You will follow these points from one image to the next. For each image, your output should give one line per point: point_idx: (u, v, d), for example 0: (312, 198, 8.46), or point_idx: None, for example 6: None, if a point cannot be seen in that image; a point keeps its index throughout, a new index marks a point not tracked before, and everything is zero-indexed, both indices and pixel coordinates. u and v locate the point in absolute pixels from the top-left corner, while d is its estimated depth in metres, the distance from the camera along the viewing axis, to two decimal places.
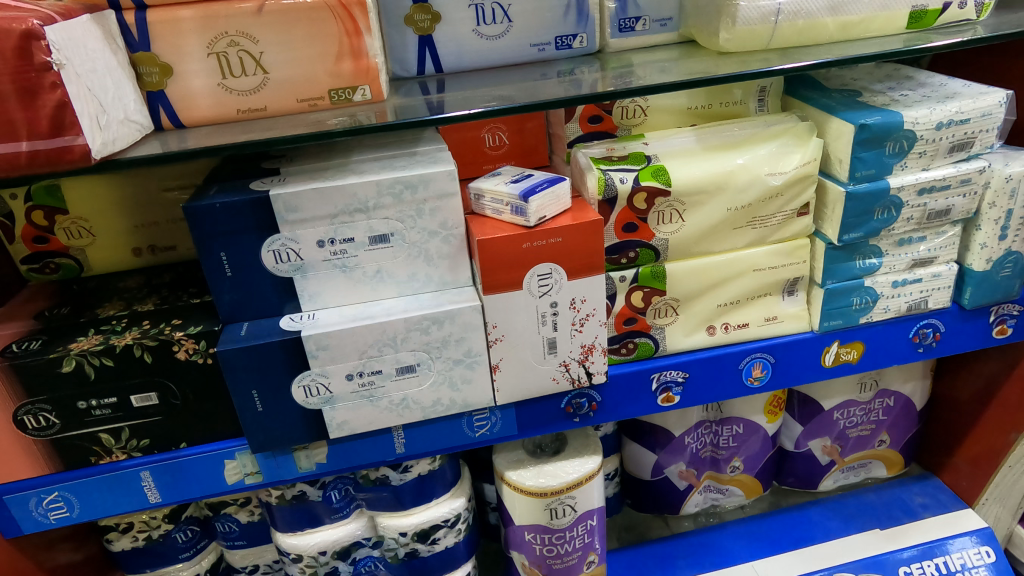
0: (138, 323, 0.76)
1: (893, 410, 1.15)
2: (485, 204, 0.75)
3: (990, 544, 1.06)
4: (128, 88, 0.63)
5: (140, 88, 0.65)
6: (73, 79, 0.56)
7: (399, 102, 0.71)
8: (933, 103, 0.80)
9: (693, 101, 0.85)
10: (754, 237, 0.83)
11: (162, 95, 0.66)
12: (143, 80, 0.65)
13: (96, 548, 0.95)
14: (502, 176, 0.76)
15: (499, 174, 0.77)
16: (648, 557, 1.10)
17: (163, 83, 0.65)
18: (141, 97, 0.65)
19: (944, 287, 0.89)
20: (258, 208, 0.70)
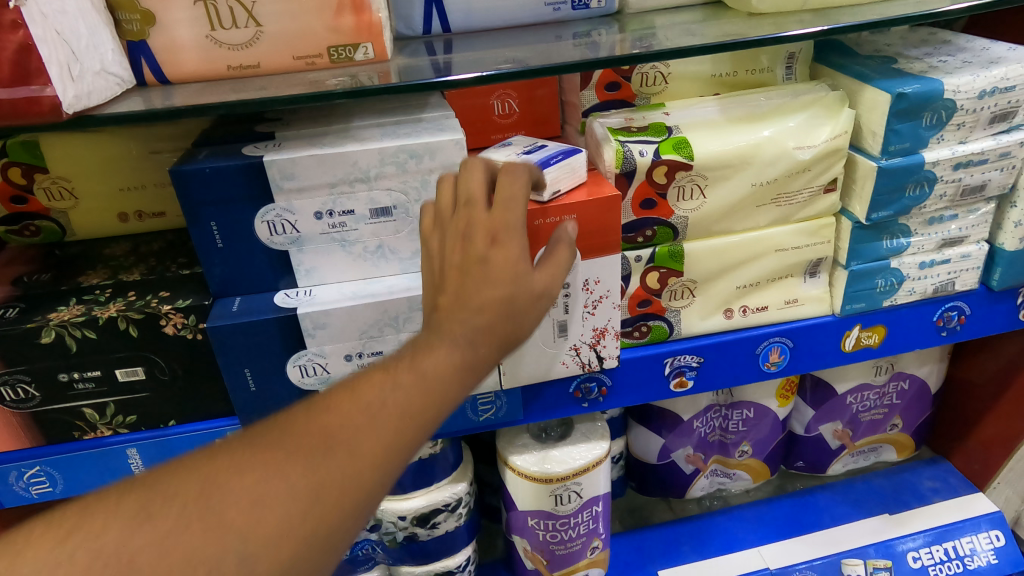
0: (124, 294, 0.71)
1: (908, 394, 1.10)
2: None
3: (1000, 527, 1.04)
4: (106, 35, 0.57)
5: (120, 37, 0.59)
6: (37, 19, 0.51)
7: (403, 62, 0.66)
8: (976, 69, 0.74)
9: (717, 69, 0.79)
10: (777, 215, 0.79)
11: (144, 46, 0.60)
12: (123, 28, 0.59)
13: None
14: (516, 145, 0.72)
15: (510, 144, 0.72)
16: (652, 542, 1.07)
17: (145, 32, 0.59)
18: (121, 48, 0.60)
19: (972, 269, 0.85)
20: (251, 174, 0.64)
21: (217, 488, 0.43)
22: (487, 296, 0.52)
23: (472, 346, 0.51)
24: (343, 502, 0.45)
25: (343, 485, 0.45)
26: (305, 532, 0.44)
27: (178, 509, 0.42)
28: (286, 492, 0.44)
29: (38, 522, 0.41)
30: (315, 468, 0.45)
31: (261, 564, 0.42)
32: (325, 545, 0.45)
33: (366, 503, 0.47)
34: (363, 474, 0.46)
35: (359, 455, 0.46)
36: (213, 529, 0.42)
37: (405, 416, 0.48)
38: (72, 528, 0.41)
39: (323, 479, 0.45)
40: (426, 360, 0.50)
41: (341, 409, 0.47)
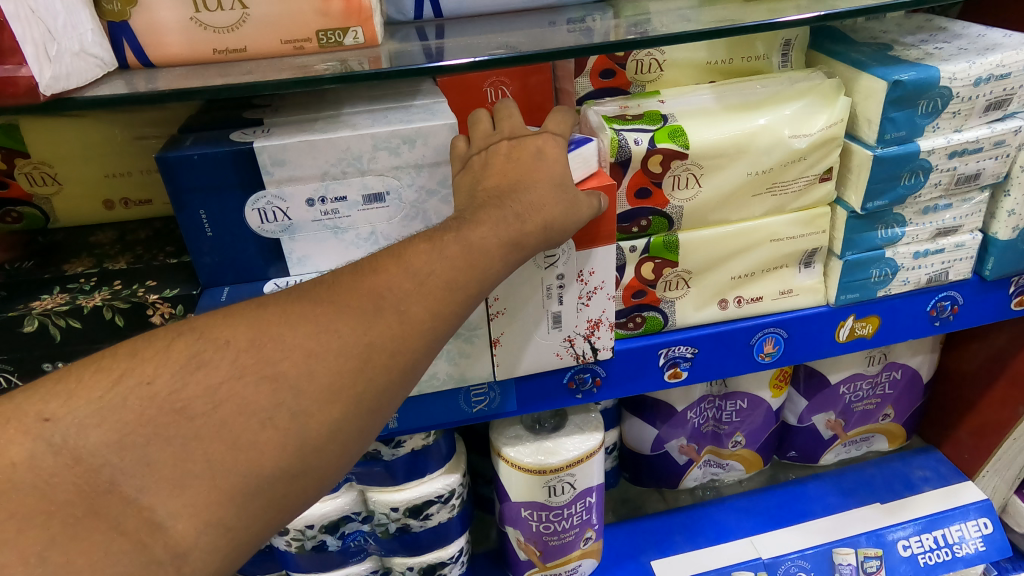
0: (109, 283, 0.70)
1: (900, 384, 1.11)
2: None
3: (989, 515, 1.04)
4: (85, 15, 0.56)
5: (101, 18, 0.58)
6: None
7: (394, 47, 0.65)
8: (972, 56, 0.73)
9: (712, 55, 0.79)
10: (773, 205, 0.78)
11: (126, 28, 0.59)
12: (104, 9, 0.58)
13: None
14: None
15: None
16: (645, 532, 1.07)
17: (127, 13, 0.58)
18: (102, 29, 0.58)
19: (966, 258, 0.85)
20: (240, 160, 0.63)
21: (273, 338, 0.47)
22: (540, 194, 0.59)
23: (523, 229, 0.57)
24: (394, 363, 0.49)
25: (393, 346, 0.49)
26: (358, 386, 0.48)
27: (231, 357, 0.46)
28: (338, 346, 0.47)
29: (88, 363, 0.45)
30: (368, 326, 0.48)
31: (313, 418, 0.46)
32: (375, 399, 0.49)
33: (411, 365, 0.51)
34: (413, 338, 0.50)
35: (410, 319, 0.50)
36: (268, 381, 0.45)
37: (451, 284, 0.52)
38: (124, 373, 0.44)
39: (377, 333, 0.49)
40: (474, 233, 0.54)
41: (393, 272, 0.51)
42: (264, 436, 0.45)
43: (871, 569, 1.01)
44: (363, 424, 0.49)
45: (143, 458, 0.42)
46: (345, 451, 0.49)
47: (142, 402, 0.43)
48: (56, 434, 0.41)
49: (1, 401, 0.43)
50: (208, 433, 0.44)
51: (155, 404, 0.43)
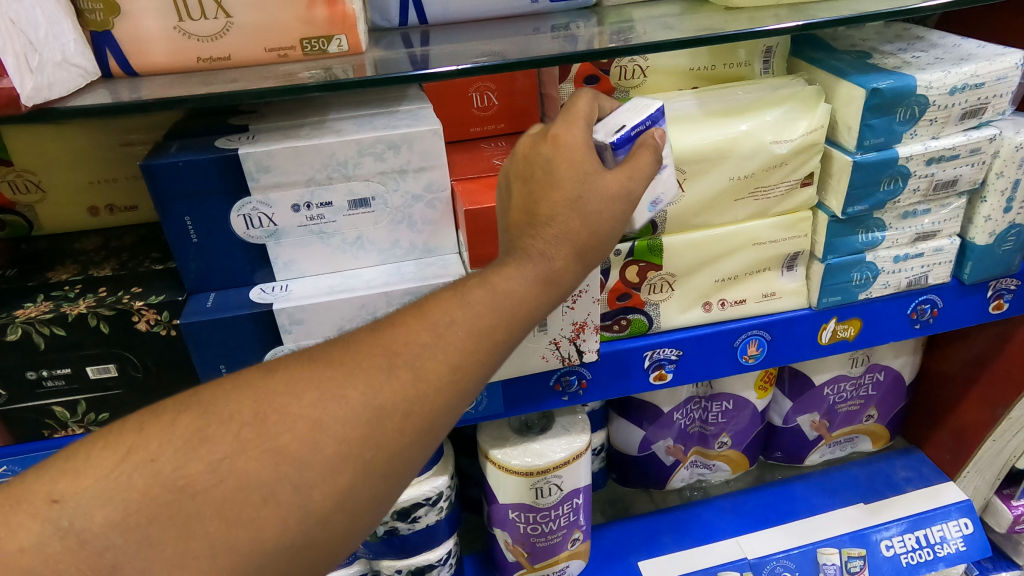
0: (93, 291, 0.70)
1: (883, 385, 1.12)
2: None
3: (969, 515, 1.06)
4: (68, 26, 0.56)
5: (83, 27, 0.58)
6: None
7: (379, 55, 0.65)
8: (947, 65, 0.75)
9: (695, 62, 0.80)
10: (755, 209, 0.79)
11: (109, 37, 0.59)
12: (86, 18, 0.58)
13: None
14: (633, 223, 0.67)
15: None
16: (632, 533, 1.08)
17: (109, 22, 0.58)
18: (84, 38, 0.58)
19: (945, 262, 0.86)
20: (225, 167, 0.64)
21: (276, 410, 0.46)
22: (555, 200, 0.56)
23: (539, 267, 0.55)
24: (409, 425, 0.48)
25: (406, 408, 0.48)
26: (368, 453, 0.47)
27: (235, 429, 0.46)
28: (345, 413, 0.47)
29: (96, 439, 0.46)
30: (378, 388, 0.48)
31: (318, 490, 0.46)
32: (389, 466, 0.48)
33: (431, 429, 0.50)
34: (429, 396, 0.49)
35: (423, 376, 0.49)
36: (271, 454, 0.45)
37: (470, 337, 0.51)
38: (129, 449, 0.45)
39: (388, 395, 0.48)
40: (498, 277, 0.54)
41: (409, 329, 0.50)
42: (266, 511, 0.45)
43: (854, 568, 1.02)
44: (377, 493, 0.48)
45: (147, 540, 0.43)
46: (358, 520, 0.48)
47: (148, 478, 0.44)
48: (64, 517, 0.42)
49: (14, 482, 0.44)
50: (211, 510, 0.44)
51: (159, 482, 0.44)
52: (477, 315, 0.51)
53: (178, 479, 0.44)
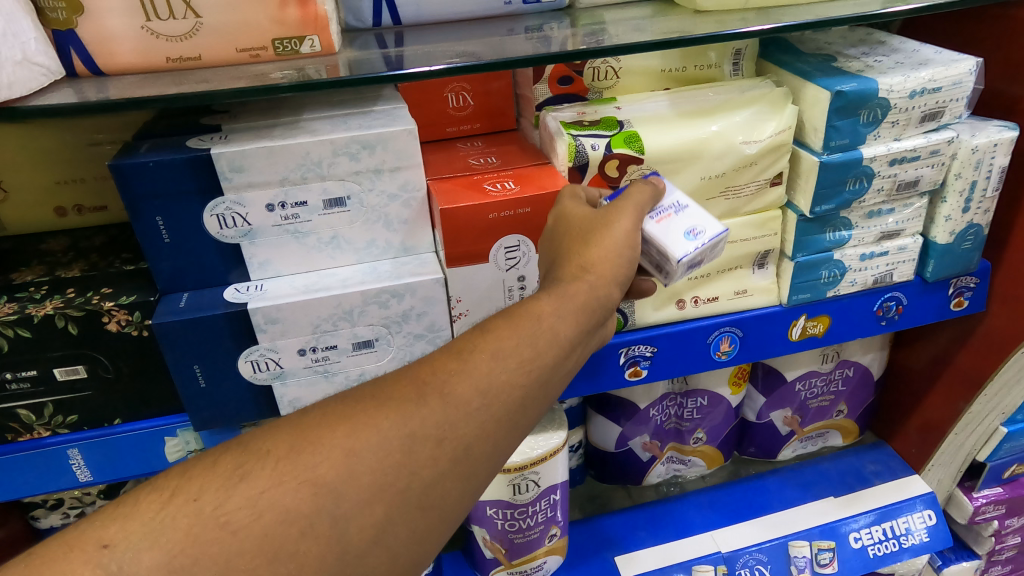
0: (61, 291, 0.70)
1: (852, 380, 1.14)
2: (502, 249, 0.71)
3: (933, 507, 1.09)
4: (28, 25, 0.55)
5: (45, 26, 0.58)
6: None
7: (353, 55, 0.66)
8: (907, 70, 0.77)
9: (667, 64, 0.81)
10: (726, 208, 0.81)
11: (73, 36, 0.59)
12: (47, 17, 0.57)
13: (18, 525, 0.90)
14: (682, 240, 0.64)
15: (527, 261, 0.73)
16: (610, 528, 1.09)
17: (73, 21, 0.58)
18: (46, 37, 0.58)
19: (909, 261, 0.88)
20: (198, 167, 0.64)
21: (312, 442, 0.46)
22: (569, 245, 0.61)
23: (567, 297, 0.57)
24: (442, 454, 0.48)
25: (438, 435, 0.48)
26: (406, 483, 0.47)
27: (272, 464, 0.45)
28: (379, 441, 0.47)
29: (144, 485, 0.45)
30: (412, 417, 0.48)
31: (356, 519, 0.45)
32: (426, 497, 0.48)
33: (467, 461, 0.49)
34: (461, 425, 0.49)
35: (453, 404, 0.49)
36: (309, 485, 0.45)
37: (505, 368, 0.51)
38: (175, 488, 0.44)
39: (419, 423, 0.48)
40: (526, 312, 0.55)
41: (438, 361, 0.51)
42: (305, 544, 0.44)
43: (824, 561, 1.05)
44: (416, 527, 0.48)
45: None
46: (396, 555, 0.47)
47: (189, 519, 0.42)
48: (113, 562, 0.41)
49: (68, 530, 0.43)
50: (250, 547, 0.42)
51: (201, 521, 0.42)
52: (501, 342, 0.52)
53: (220, 521, 0.42)
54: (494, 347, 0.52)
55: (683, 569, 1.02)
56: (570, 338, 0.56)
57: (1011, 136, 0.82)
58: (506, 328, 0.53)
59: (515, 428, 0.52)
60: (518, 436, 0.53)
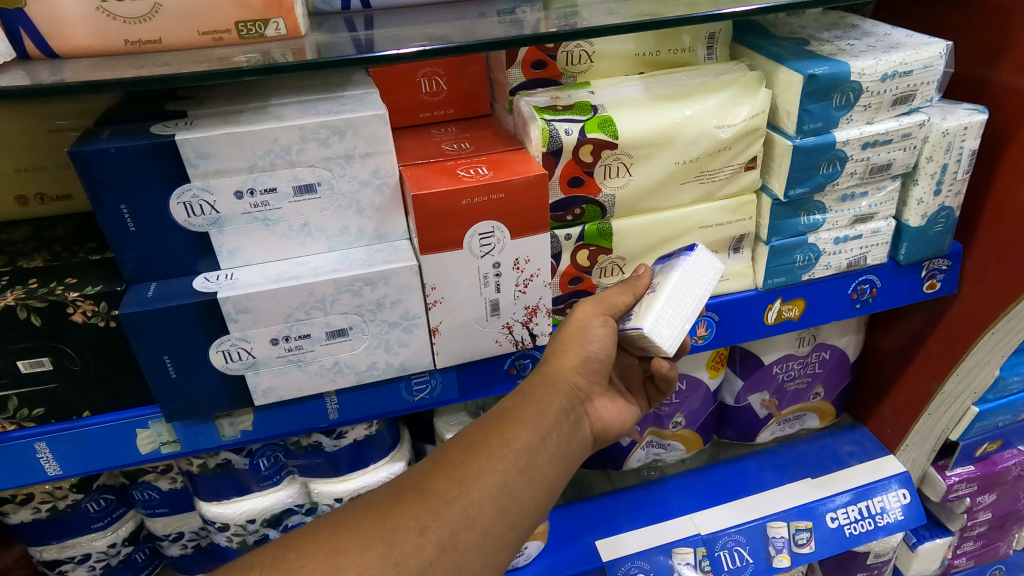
0: (23, 282, 0.68)
1: (829, 363, 1.15)
2: (479, 237, 0.70)
3: (908, 486, 1.11)
4: None
5: None
6: None
7: (320, 39, 0.64)
8: (879, 53, 0.77)
9: (640, 47, 0.80)
10: (701, 193, 0.81)
11: (23, 16, 0.57)
12: None
13: None
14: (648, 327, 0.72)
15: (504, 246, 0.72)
16: (590, 513, 1.10)
17: (22, 1, 0.56)
18: None
19: (882, 243, 0.89)
20: (161, 154, 0.62)
21: (293, 550, 0.52)
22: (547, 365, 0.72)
23: (537, 400, 0.68)
24: (428, 542, 0.55)
25: (420, 525, 0.55)
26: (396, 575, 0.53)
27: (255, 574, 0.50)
28: (360, 542, 0.53)
29: None
30: (393, 518, 0.55)
31: None
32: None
33: (455, 548, 0.56)
34: (444, 514, 0.56)
35: (432, 501, 0.57)
36: None
37: (484, 471, 0.60)
38: None
39: (398, 517, 0.55)
40: (504, 426, 0.64)
41: (419, 475, 0.60)
42: None
43: (802, 540, 1.06)
44: None
45: None
46: None
47: None
48: None
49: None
50: None
51: None
52: (472, 440, 0.63)
53: None
54: (466, 443, 0.63)
55: (664, 551, 1.03)
56: (541, 428, 0.65)
57: (981, 119, 0.82)
58: (481, 432, 0.64)
59: (501, 511, 0.59)
60: (505, 525, 0.59)
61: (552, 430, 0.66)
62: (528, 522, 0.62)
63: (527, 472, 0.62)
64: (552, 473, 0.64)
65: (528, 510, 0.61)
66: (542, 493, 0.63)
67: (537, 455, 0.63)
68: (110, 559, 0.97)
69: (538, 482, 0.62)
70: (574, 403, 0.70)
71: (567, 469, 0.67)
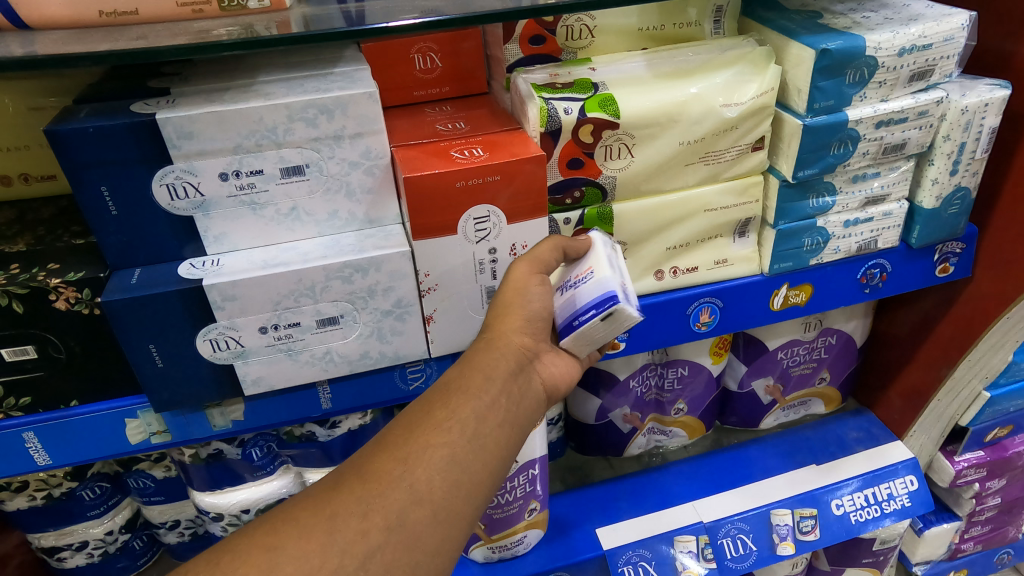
0: (5, 267, 0.66)
1: (835, 348, 1.13)
2: (469, 222, 0.68)
3: (915, 473, 1.09)
4: None
5: None
6: None
7: (308, 11, 0.61)
8: (896, 26, 0.73)
9: (644, 22, 0.77)
10: (706, 174, 0.77)
11: None
12: None
13: None
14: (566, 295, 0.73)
15: (494, 230, 0.69)
16: (591, 500, 1.08)
17: None
18: None
19: (893, 227, 0.86)
20: (141, 133, 0.59)
21: (228, 552, 0.50)
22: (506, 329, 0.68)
23: (481, 364, 0.65)
24: (371, 525, 0.53)
25: (362, 508, 0.53)
26: (340, 562, 0.51)
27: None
28: (298, 533, 0.52)
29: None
30: (329, 506, 0.54)
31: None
32: (366, 569, 0.52)
33: (403, 528, 0.54)
34: (389, 494, 0.54)
35: (373, 481, 0.55)
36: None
37: (427, 445, 0.58)
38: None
39: (341, 502, 0.54)
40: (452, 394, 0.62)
41: (366, 456, 0.57)
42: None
43: (807, 528, 1.04)
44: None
45: None
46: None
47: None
48: None
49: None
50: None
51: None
52: (415, 415, 0.60)
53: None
54: (409, 420, 0.60)
55: (665, 540, 1.01)
56: (488, 394, 0.63)
57: (1003, 95, 0.79)
58: (424, 406, 0.61)
59: (453, 484, 0.57)
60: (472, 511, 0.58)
61: (500, 397, 0.63)
62: (484, 491, 0.59)
63: (476, 439, 0.60)
64: (503, 439, 0.62)
65: (483, 477, 0.59)
66: (497, 459, 0.61)
67: (486, 423, 0.61)
68: (108, 546, 0.95)
69: (489, 450, 0.60)
70: (521, 365, 0.67)
71: (521, 432, 0.65)
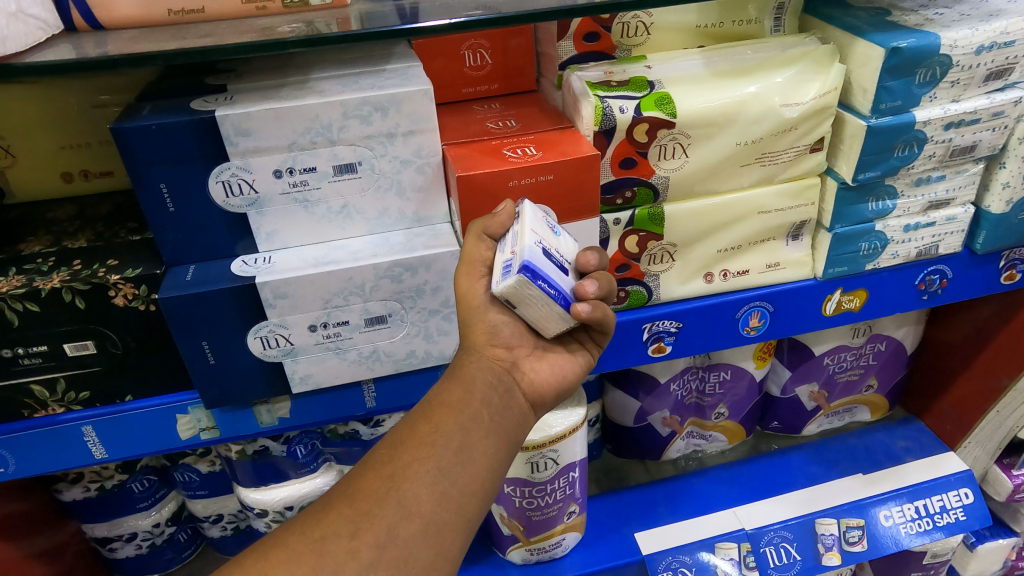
0: (67, 264, 0.66)
1: (884, 355, 1.10)
2: None
3: (970, 485, 1.05)
4: None
5: None
6: None
7: (367, 8, 0.61)
8: (974, 24, 0.71)
9: (703, 19, 0.75)
10: (762, 175, 0.75)
11: None
12: None
13: (43, 499, 0.89)
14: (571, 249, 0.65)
15: None
16: (628, 504, 1.07)
17: None
18: None
19: (956, 232, 0.83)
20: (201, 131, 0.59)
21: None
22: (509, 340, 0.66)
23: (466, 379, 0.63)
24: (360, 544, 0.51)
25: (351, 527, 0.52)
26: None
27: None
28: (286, 559, 0.50)
29: None
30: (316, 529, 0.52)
31: None
32: None
33: (393, 546, 0.52)
34: (377, 512, 0.53)
35: (358, 501, 0.54)
36: None
37: (412, 462, 0.56)
38: None
39: (328, 525, 0.52)
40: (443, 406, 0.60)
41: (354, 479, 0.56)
42: None
43: (853, 539, 1.01)
44: None
45: None
46: None
47: None
48: None
49: None
50: None
51: None
52: (400, 432, 0.58)
53: None
54: (394, 438, 0.59)
55: (705, 547, 0.99)
56: (470, 407, 0.61)
57: None
58: (409, 423, 0.59)
59: (442, 498, 0.55)
60: None
61: (483, 408, 0.61)
62: (480, 503, 0.58)
63: (463, 451, 0.58)
64: (492, 450, 0.60)
65: (473, 489, 0.57)
66: (489, 471, 0.59)
67: (472, 434, 0.59)
68: (154, 538, 0.96)
69: (477, 462, 0.58)
70: (501, 375, 0.65)
71: (511, 444, 0.63)
